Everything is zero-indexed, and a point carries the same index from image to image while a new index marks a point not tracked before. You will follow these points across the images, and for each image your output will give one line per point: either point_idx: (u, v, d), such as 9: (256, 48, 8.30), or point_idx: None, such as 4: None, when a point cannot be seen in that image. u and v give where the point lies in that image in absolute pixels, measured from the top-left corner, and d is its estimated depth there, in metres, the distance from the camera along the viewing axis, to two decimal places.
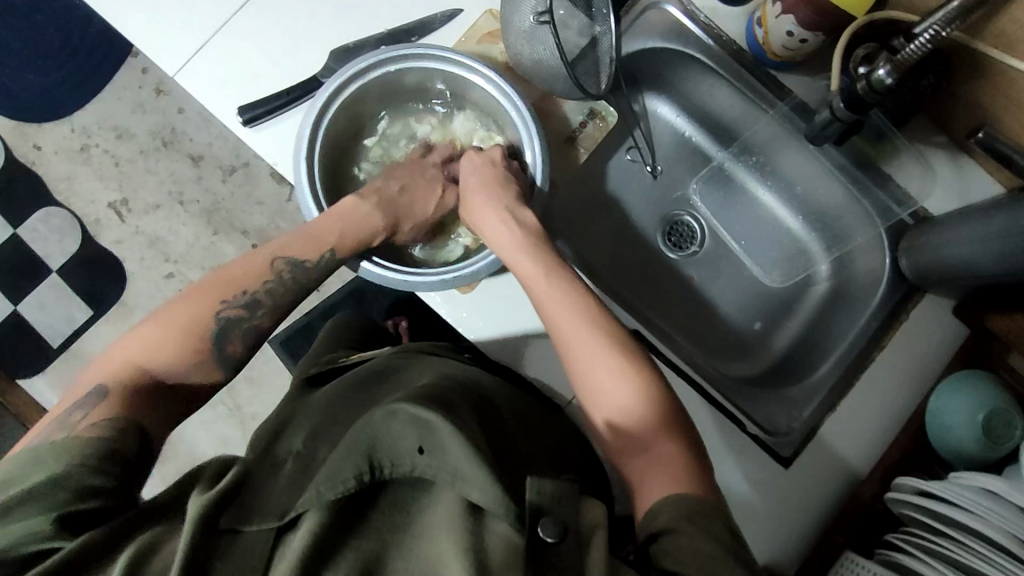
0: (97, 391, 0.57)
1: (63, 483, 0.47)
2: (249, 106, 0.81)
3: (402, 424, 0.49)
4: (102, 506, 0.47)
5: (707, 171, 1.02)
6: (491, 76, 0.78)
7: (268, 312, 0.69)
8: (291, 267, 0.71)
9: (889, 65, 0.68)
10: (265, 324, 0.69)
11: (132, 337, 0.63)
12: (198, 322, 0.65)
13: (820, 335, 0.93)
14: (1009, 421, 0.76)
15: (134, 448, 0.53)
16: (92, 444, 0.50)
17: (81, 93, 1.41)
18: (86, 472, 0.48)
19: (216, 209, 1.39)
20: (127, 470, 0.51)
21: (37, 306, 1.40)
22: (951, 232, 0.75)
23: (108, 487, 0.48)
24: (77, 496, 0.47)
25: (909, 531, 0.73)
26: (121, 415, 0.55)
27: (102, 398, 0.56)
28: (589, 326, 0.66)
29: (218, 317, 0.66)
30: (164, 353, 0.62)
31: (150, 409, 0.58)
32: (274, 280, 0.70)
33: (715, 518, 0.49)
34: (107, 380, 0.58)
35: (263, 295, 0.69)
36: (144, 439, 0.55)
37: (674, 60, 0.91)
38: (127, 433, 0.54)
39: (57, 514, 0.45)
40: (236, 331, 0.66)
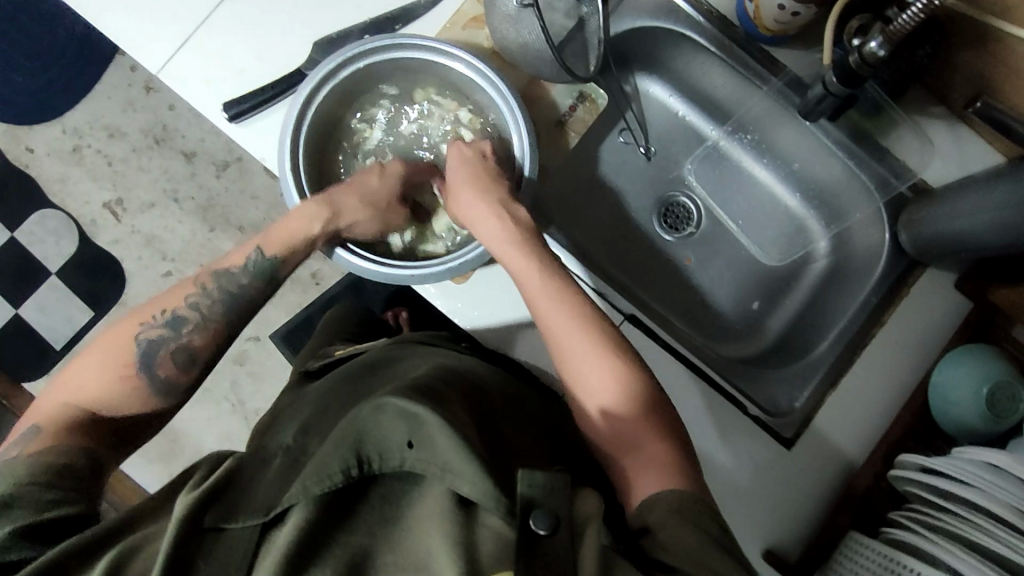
0: (33, 429, 0.58)
1: (22, 500, 0.48)
2: (234, 101, 0.80)
3: (391, 417, 0.48)
4: (66, 515, 0.48)
5: (702, 150, 1.00)
6: (473, 63, 0.77)
7: (197, 328, 0.68)
8: (217, 277, 0.71)
9: (881, 36, 0.67)
10: (196, 343, 0.68)
11: (75, 368, 0.64)
12: (123, 349, 0.65)
13: (820, 313, 0.93)
14: (1014, 394, 0.75)
15: (85, 466, 0.55)
16: (44, 463, 0.52)
17: (70, 93, 1.40)
18: (42, 488, 0.49)
19: (210, 206, 1.38)
20: (82, 488, 0.53)
21: (38, 309, 1.40)
22: (951, 205, 0.74)
23: (66, 498, 0.50)
24: (40, 509, 0.47)
25: (911, 507, 0.72)
26: (59, 442, 0.56)
27: (39, 433, 0.57)
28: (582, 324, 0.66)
29: (138, 339, 0.65)
30: (96, 385, 0.62)
31: (91, 437, 0.59)
32: (199, 293, 0.69)
33: (705, 509, 0.50)
34: (40, 420, 0.59)
35: (188, 308, 0.68)
36: (95, 464, 0.56)
37: (664, 39, 0.89)
38: (75, 456, 0.55)
39: (22, 526, 0.46)
40: (163, 351, 0.65)
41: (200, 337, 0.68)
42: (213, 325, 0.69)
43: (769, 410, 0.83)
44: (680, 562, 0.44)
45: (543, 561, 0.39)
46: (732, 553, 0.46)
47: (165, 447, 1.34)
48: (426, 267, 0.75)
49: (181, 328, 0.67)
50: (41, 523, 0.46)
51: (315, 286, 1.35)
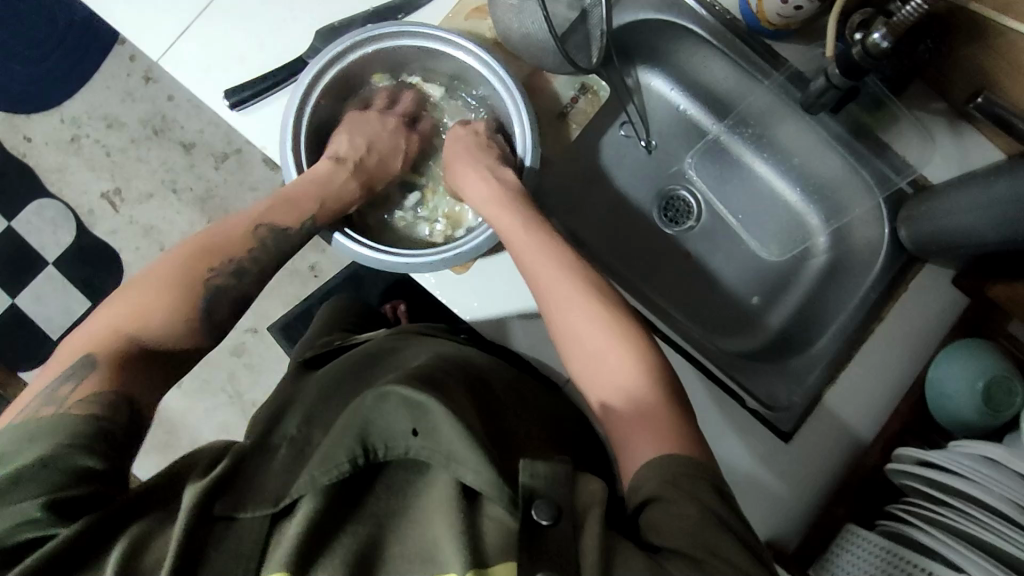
0: (87, 359, 0.56)
1: (55, 464, 0.47)
2: (235, 89, 0.80)
3: (395, 406, 0.49)
4: (91, 490, 0.47)
5: (702, 144, 1.00)
6: (475, 53, 0.77)
7: (254, 279, 0.70)
8: (273, 233, 0.72)
9: (884, 28, 0.67)
10: (250, 291, 0.70)
11: (121, 301, 0.62)
12: (184, 285, 0.65)
13: (819, 308, 0.93)
14: (1011, 389, 0.75)
15: (125, 425, 0.53)
16: (83, 424, 0.50)
17: (69, 82, 1.39)
18: (78, 454, 0.48)
19: (209, 196, 1.38)
20: (119, 449, 0.51)
21: (35, 299, 1.39)
22: (951, 200, 0.74)
23: (98, 470, 0.48)
24: (70, 480, 0.46)
25: (909, 501, 0.73)
26: (110, 390, 0.54)
27: (95, 368, 0.55)
28: (576, 288, 0.65)
29: (206, 284, 0.66)
30: (155, 318, 0.61)
31: (142, 381, 0.57)
32: (259, 246, 0.71)
33: (699, 477, 0.49)
34: (93, 348, 0.57)
35: (250, 258, 0.70)
36: (136, 416, 0.55)
37: (667, 33, 0.89)
38: (117, 410, 0.53)
39: (46, 500, 0.45)
40: (224, 298, 0.67)
41: (254, 287, 0.70)
42: (268, 276, 0.72)
43: (768, 404, 0.83)
44: (675, 544, 0.44)
45: (545, 551, 0.40)
46: (730, 527, 0.46)
47: (163, 438, 1.34)
48: (426, 255, 0.74)
49: (242, 277, 0.69)
50: (60, 500, 0.45)
51: (314, 278, 1.35)
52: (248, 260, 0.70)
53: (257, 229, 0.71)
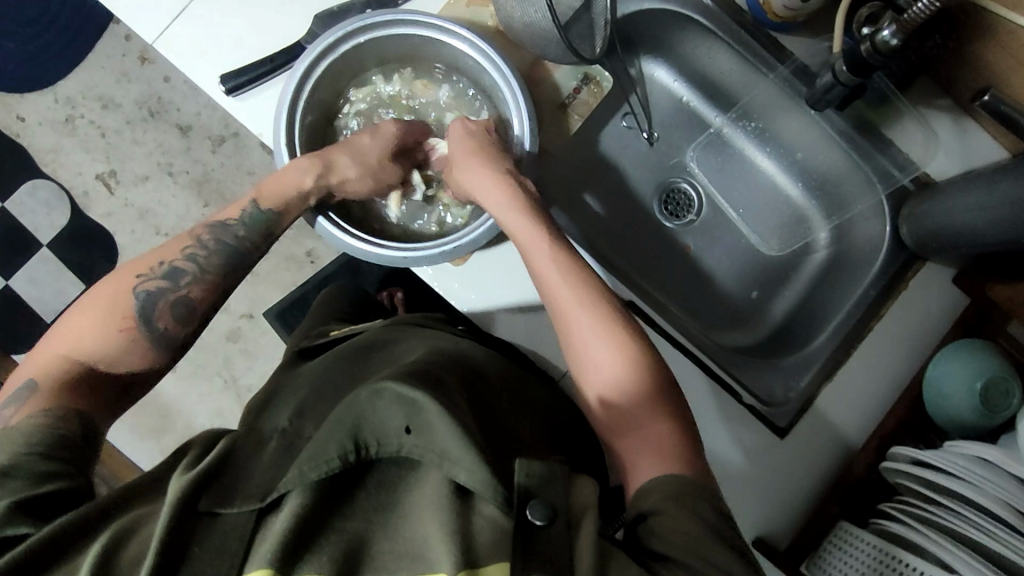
0: (28, 386, 0.55)
1: (15, 470, 0.46)
2: (231, 74, 0.78)
3: (387, 402, 0.48)
4: (59, 489, 0.47)
5: (705, 137, 0.99)
6: (475, 41, 0.75)
7: (194, 280, 0.67)
8: (212, 230, 0.70)
9: (894, 26, 0.66)
10: (193, 295, 0.66)
11: (68, 322, 0.61)
12: (122, 299, 0.63)
13: (818, 304, 0.93)
14: (1008, 390, 0.75)
15: (78, 436, 0.53)
16: (38, 432, 0.50)
17: (63, 62, 1.37)
18: (36, 460, 0.48)
19: (205, 180, 1.36)
20: (75, 457, 0.51)
21: (28, 280, 1.38)
22: (953, 199, 0.74)
23: (59, 471, 0.48)
24: (33, 482, 0.46)
25: (901, 499, 0.73)
26: (56, 404, 0.54)
27: (36, 391, 0.55)
28: (583, 300, 0.64)
29: (136, 290, 0.64)
30: (97, 337, 0.60)
31: (92, 392, 0.57)
32: (194, 245, 0.68)
33: (699, 493, 0.48)
34: (38, 374, 0.57)
35: (186, 260, 0.67)
36: (88, 425, 0.54)
37: (671, 23, 0.88)
38: (67, 420, 0.53)
39: (14, 500, 0.44)
40: (163, 301, 0.64)
41: (199, 289, 0.67)
42: (212, 275, 0.68)
43: (766, 400, 0.83)
44: (675, 554, 0.44)
45: (537, 551, 0.40)
46: (731, 545, 0.46)
47: (157, 422, 1.34)
48: (423, 248, 0.74)
49: (179, 279, 0.66)
50: (25, 501, 0.44)
51: (310, 264, 1.34)
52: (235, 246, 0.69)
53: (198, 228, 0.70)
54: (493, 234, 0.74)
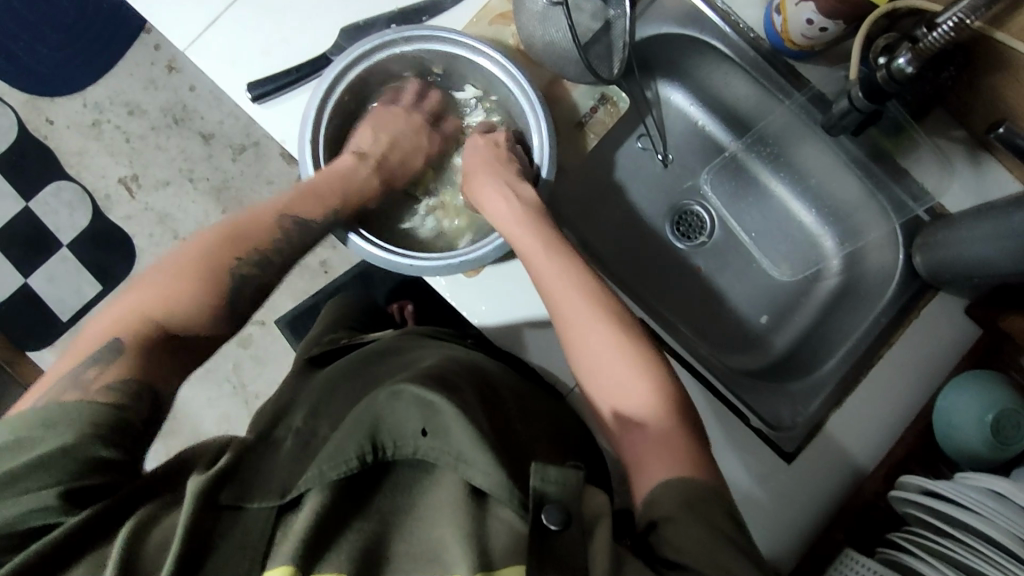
0: (113, 346, 0.56)
1: (77, 451, 0.46)
2: (258, 82, 0.80)
3: (407, 404, 0.49)
4: (103, 481, 0.46)
5: (720, 160, 1.00)
6: (496, 59, 0.77)
7: (279, 270, 0.71)
8: (296, 221, 0.73)
9: (909, 53, 0.67)
10: (271, 281, 0.70)
11: (144, 288, 0.62)
12: (216, 276, 0.65)
13: (828, 331, 0.92)
14: (1019, 423, 0.74)
15: (143, 416, 0.53)
16: (100, 412, 0.50)
17: (93, 68, 1.41)
18: (96, 444, 0.47)
19: (225, 187, 1.39)
20: (134, 442, 0.50)
21: (47, 279, 1.40)
22: (968, 228, 0.74)
23: (116, 459, 0.48)
24: (88, 467, 0.46)
25: (910, 530, 0.72)
26: (129, 376, 0.54)
27: (121, 354, 0.56)
28: (592, 308, 0.65)
29: (232, 272, 0.67)
30: (182, 304, 0.62)
31: (158, 366, 0.58)
32: (281, 236, 0.72)
33: (716, 503, 0.49)
34: (125, 334, 0.58)
35: (273, 250, 0.71)
36: (155, 402, 0.55)
37: (690, 47, 0.89)
38: (135, 401, 0.53)
39: (65, 488, 0.44)
40: (248, 286, 0.67)
41: (274, 279, 0.71)
42: (286, 269, 0.72)
43: (773, 424, 0.83)
44: (696, 565, 0.44)
45: (555, 553, 0.40)
46: (743, 549, 0.46)
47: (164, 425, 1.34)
48: (430, 260, 0.75)
49: (266, 268, 0.70)
50: (76, 489, 0.45)
51: (323, 274, 1.35)
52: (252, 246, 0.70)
53: (283, 219, 0.72)
54: (500, 253, 0.75)
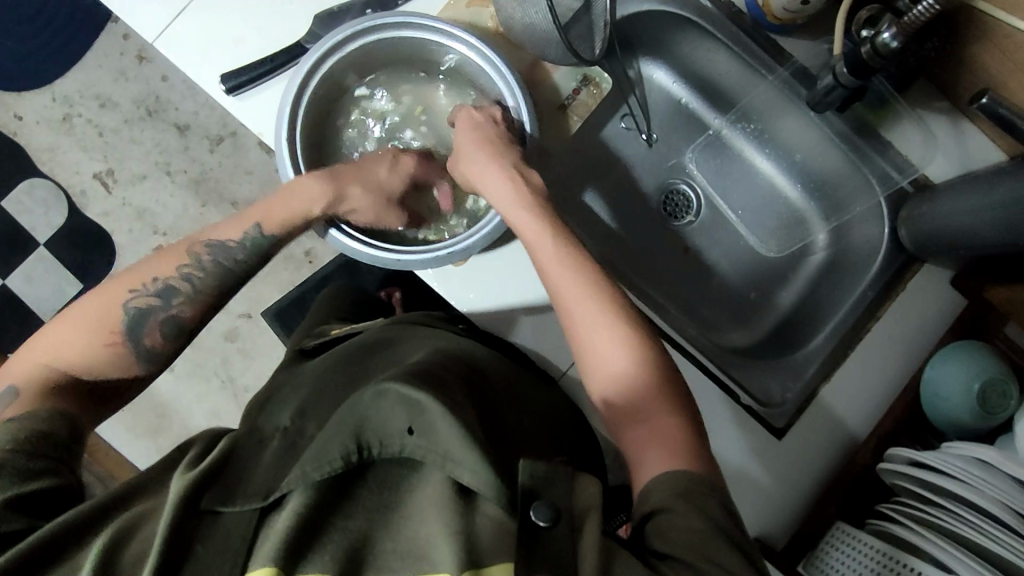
0: (10, 392, 0.56)
1: (8, 467, 0.46)
2: (232, 74, 0.78)
3: (391, 402, 0.48)
4: (47, 487, 0.47)
5: (704, 138, 1.00)
6: (473, 43, 0.76)
7: (186, 300, 0.68)
8: (212, 250, 0.70)
9: (894, 28, 0.67)
10: (184, 316, 0.67)
11: (52, 331, 0.62)
12: (108, 312, 0.64)
13: (815, 306, 0.93)
14: (1005, 391, 0.75)
15: (66, 436, 0.53)
16: (27, 432, 0.50)
17: (60, 60, 1.37)
18: (27, 458, 0.48)
19: (203, 180, 1.36)
20: (63, 455, 0.51)
21: (24, 280, 1.38)
22: (953, 199, 0.74)
23: (49, 469, 0.48)
24: (22, 481, 0.46)
25: (899, 499, 0.74)
26: (44, 407, 0.54)
27: (19, 396, 0.56)
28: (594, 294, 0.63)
29: (127, 305, 0.65)
30: (74, 347, 0.61)
31: (75, 403, 0.58)
32: (192, 265, 0.69)
33: (706, 491, 0.48)
34: (21, 380, 0.57)
35: (181, 280, 0.68)
36: (76, 430, 0.55)
37: (670, 25, 0.88)
38: (56, 423, 0.53)
39: (5, 497, 0.44)
40: (151, 320, 0.65)
41: (190, 309, 0.68)
42: (206, 298, 0.69)
43: (764, 401, 0.83)
44: (679, 552, 0.44)
45: (543, 552, 0.41)
46: (731, 538, 0.45)
47: (154, 421, 1.34)
48: (415, 252, 0.74)
49: (171, 299, 0.67)
50: (18, 499, 0.45)
51: (308, 265, 1.34)
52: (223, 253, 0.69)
53: (197, 245, 0.70)
54: (487, 243, 0.74)
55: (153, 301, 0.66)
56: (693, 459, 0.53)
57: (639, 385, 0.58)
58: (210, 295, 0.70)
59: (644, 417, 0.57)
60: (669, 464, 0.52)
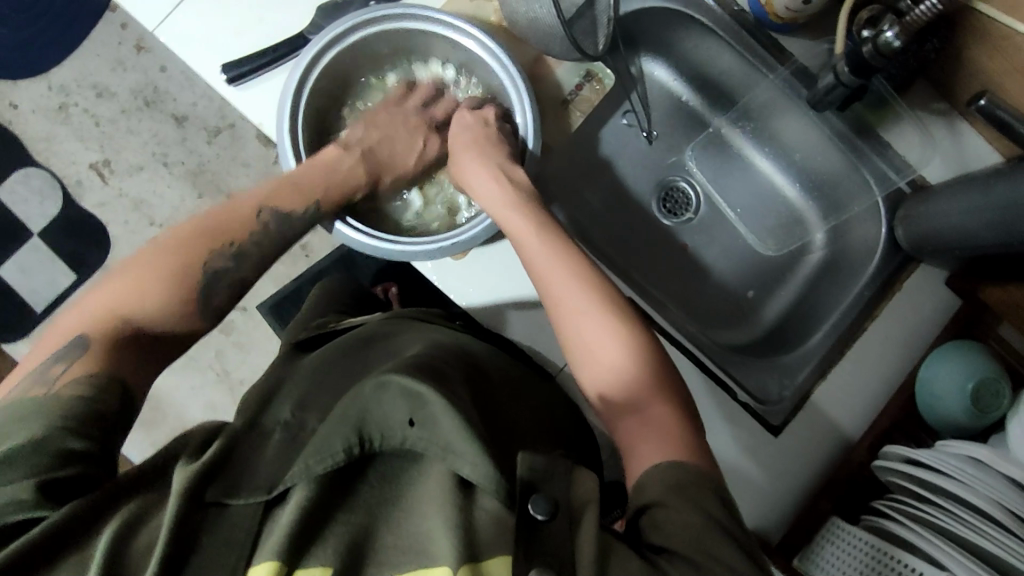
0: (80, 341, 0.56)
1: (42, 448, 0.45)
2: (233, 64, 0.78)
3: (392, 396, 0.48)
4: (78, 474, 0.46)
5: (703, 138, 1.00)
6: (477, 36, 0.76)
7: (251, 263, 0.69)
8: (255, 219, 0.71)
9: (897, 27, 0.67)
10: (249, 277, 0.69)
11: (116, 287, 0.62)
12: (186, 273, 0.64)
13: (813, 304, 0.94)
14: (998, 391, 0.76)
15: (114, 408, 0.52)
16: (72, 406, 0.49)
17: (58, 49, 1.36)
18: (64, 436, 0.47)
19: (201, 171, 1.35)
20: (106, 432, 0.50)
21: (18, 269, 1.37)
22: (951, 200, 0.74)
23: (87, 453, 0.47)
24: (54, 463, 0.45)
25: (892, 497, 0.74)
26: (97, 372, 0.54)
27: (87, 350, 0.55)
28: (585, 289, 0.64)
29: (204, 268, 0.66)
30: (147, 305, 0.61)
31: (127, 362, 0.57)
32: (257, 231, 0.70)
33: (705, 486, 0.48)
34: (90, 330, 0.58)
35: (250, 244, 0.69)
36: (126, 398, 0.54)
37: (673, 21, 0.88)
38: (102, 392, 0.52)
39: (34, 483, 0.43)
40: (224, 281, 0.67)
41: (254, 271, 0.70)
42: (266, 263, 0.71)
43: (761, 400, 0.84)
44: (680, 549, 0.44)
45: (541, 547, 0.40)
46: (727, 531, 0.46)
47: (148, 414, 1.33)
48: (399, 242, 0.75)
49: (240, 263, 0.68)
50: (47, 484, 0.43)
51: (305, 258, 1.33)
52: (233, 240, 0.68)
53: (263, 211, 0.71)
54: (490, 233, 0.74)
55: (227, 264, 0.67)
56: (687, 450, 0.53)
57: (637, 374, 0.59)
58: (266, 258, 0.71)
59: (637, 409, 0.58)
60: (663, 455, 0.52)
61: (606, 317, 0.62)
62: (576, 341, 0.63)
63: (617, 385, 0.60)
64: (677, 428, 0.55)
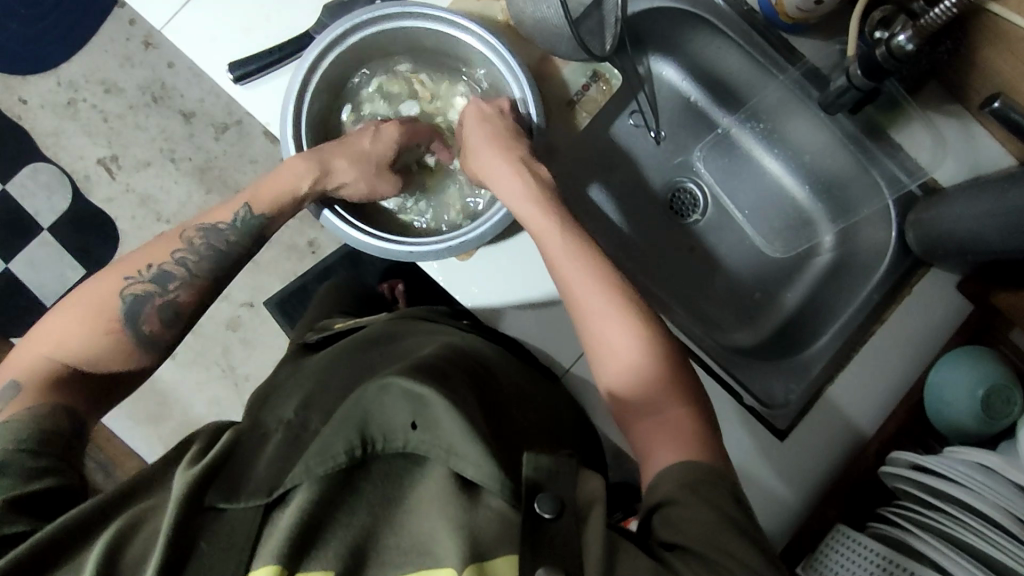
0: (14, 384, 0.56)
1: (6, 468, 0.47)
2: (239, 62, 0.77)
3: (395, 397, 0.48)
4: (51, 486, 0.48)
5: (712, 137, 0.99)
6: (484, 36, 0.75)
7: (183, 284, 0.67)
8: (205, 233, 0.69)
9: (910, 30, 0.66)
10: (183, 300, 0.67)
11: (55, 320, 0.61)
12: (107, 301, 0.63)
13: (822, 307, 0.93)
14: (1010, 397, 0.75)
15: (65, 434, 0.54)
16: (23, 431, 0.51)
17: (66, 45, 1.36)
18: (27, 457, 0.48)
19: (208, 167, 1.36)
20: (63, 454, 0.52)
21: (26, 264, 1.37)
22: (962, 203, 0.73)
23: (51, 468, 0.49)
24: (24, 480, 0.46)
25: (900, 503, 0.73)
26: (45, 402, 0.55)
27: (21, 390, 0.55)
28: (601, 289, 0.63)
29: (123, 295, 0.64)
30: (77, 337, 0.60)
31: (76, 392, 0.58)
32: (184, 250, 0.68)
33: (719, 483, 0.48)
34: (24, 372, 0.57)
35: (175, 265, 0.67)
36: (76, 424, 0.56)
37: (682, 21, 0.87)
38: (55, 418, 0.54)
39: (10, 498, 0.45)
40: (150, 306, 0.64)
41: (187, 294, 0.67)
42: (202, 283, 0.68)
43: (766, 402, 0.84)
44: (695, 546, 0.44)
45: (548, 542, 0.40)
46: (749, 535, 0.45)
47: (155, 409, 1.34)
48: (403, 244, 0.74)
49: (168, 284, 0.66)
50: (23, 498, 0.45)
51: (312, 255, 1.33)
52: None
53: (189, 231, 0.69)
54: (498, 231, 0.74)
55: (148, 288, 0.65)
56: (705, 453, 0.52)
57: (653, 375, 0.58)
58: (209, 278, 0.69)
59: (653, 412, 0.57)
60: (679, 458, 0.51)
61: (623, 317, 0.61)
62: (593, 342, 0.61)
63: (633, 386, 0.59)
64: (696, 432, 0.55)
